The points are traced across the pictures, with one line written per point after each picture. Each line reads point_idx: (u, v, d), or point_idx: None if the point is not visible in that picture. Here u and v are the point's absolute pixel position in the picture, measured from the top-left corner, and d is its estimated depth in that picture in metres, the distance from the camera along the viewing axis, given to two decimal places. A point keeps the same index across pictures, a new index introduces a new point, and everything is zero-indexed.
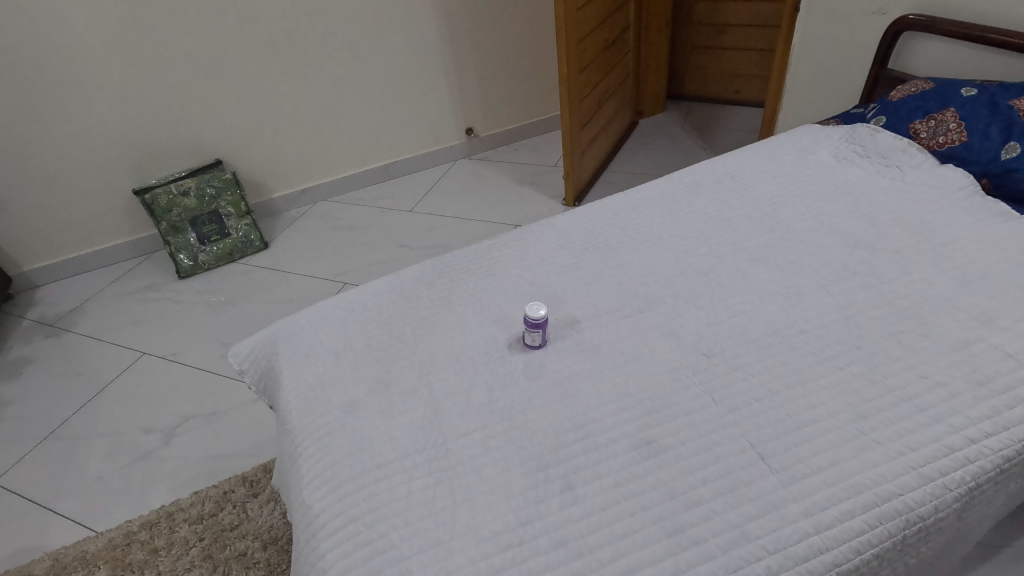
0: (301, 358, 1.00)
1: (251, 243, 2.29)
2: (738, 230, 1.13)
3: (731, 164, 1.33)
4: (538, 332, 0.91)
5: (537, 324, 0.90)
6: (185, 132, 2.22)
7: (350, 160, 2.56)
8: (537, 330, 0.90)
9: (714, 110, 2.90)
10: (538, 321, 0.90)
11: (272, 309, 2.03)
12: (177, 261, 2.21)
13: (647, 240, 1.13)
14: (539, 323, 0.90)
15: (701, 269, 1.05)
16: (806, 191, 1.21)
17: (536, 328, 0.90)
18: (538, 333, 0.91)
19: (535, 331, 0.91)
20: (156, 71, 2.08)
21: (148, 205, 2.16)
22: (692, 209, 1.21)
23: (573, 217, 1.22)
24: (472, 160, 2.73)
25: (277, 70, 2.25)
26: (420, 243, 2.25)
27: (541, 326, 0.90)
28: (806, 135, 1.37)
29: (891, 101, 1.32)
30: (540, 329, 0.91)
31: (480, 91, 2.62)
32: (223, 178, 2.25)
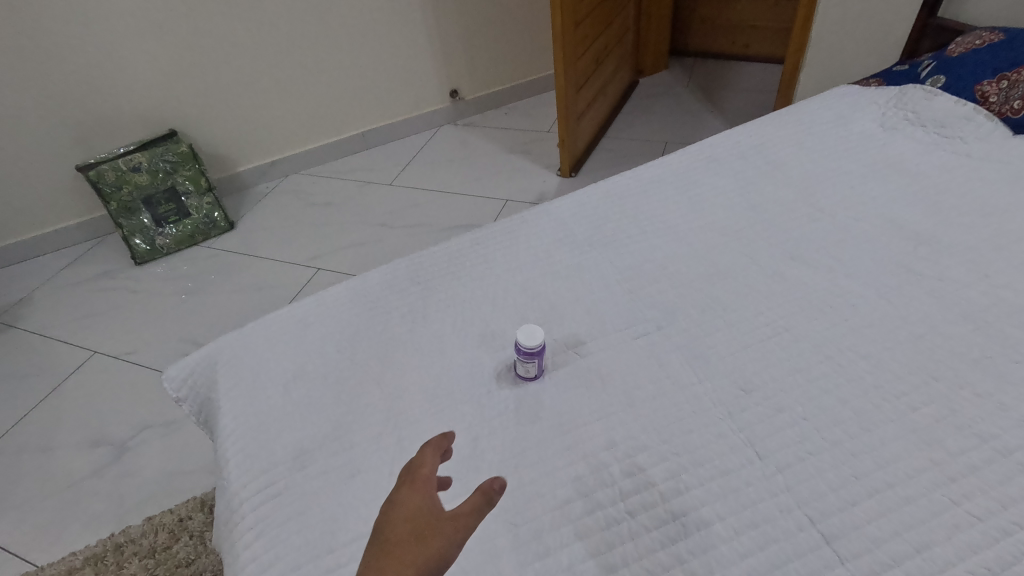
0: (245, 390, 0.82)
1: (214, 223, 2.07)
2: (773, 218, 0.94)
3: (758, 135, 1.12)
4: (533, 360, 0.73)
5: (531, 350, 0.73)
6: (130, 99, 1.96)
7: (323, 128, 2.32)
8: (532, 360, 0.72)
9: (721, 68, 2.65)
10: (533, 349, 0.71)
11: (238, 299, 1.84)
12: (131, 245, 1.99)
13: (662, 231, 0.94)
14: (534, 350, 0.72)
15: (731, 269, 0.86)
16: (849, 168, 1.01)
17: (529, 358, 0.72)
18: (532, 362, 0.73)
19: (529, 362, 0.73)
20: (90, 29, 1.80)
21: (94, 183, 1.93)
22: (715, 192, 1.01)
23: (572, 204, 1.02)
24: (457, 126, 2.49)
25: (235, 28, 1.97)
26: (402, 221, 2.03)
27: (538, 353, 0.72)
28: (844, 99, 1.17)
29: (950, 58, 1.11)
30: (535, 358, 0.73)
31: (465, 48, 2.35)
32: (178, 151, 2.01)
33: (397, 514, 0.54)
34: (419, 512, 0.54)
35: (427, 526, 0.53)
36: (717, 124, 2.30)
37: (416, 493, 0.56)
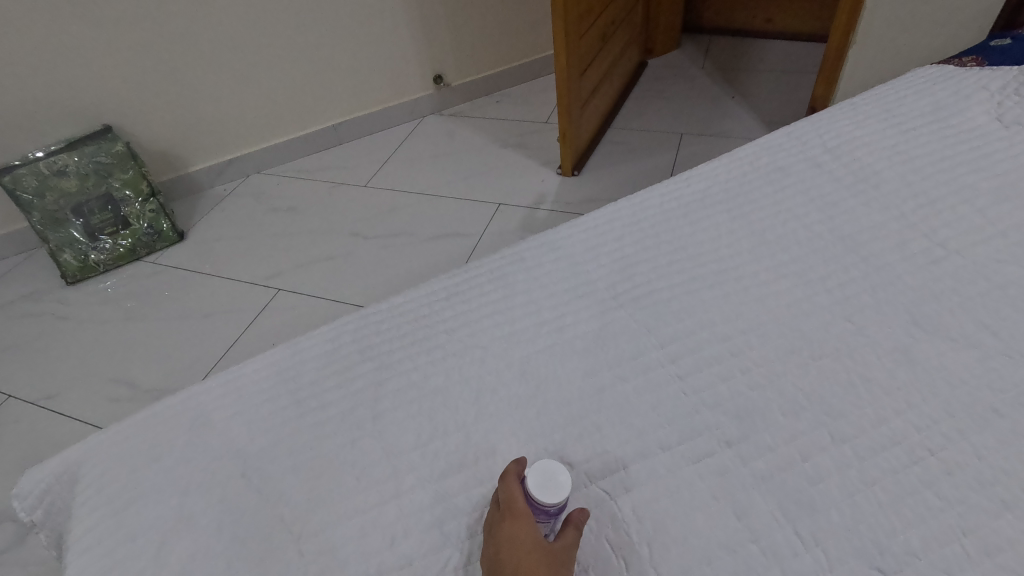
0: (108, 536, 0.55)
1: (160, 234, 1.78)
2: (870, 260, 0.67)
3: (829, 134, 0.85)
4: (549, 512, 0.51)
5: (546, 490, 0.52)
6: (53, 90, 1.65)
7: (288, 121, 2.02)
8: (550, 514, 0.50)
9: (740, 46, 2.35)
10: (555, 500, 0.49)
11: (183, 327, 1.55)
12: (60, 262, 1.70)
13: (718, 279, 0.67)
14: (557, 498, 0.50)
15: (823, 343, 0.59)
16: (967, 183, 0.74)
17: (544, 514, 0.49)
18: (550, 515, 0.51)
19: (539, 520, 0.50)
20: None
21: (12, 191, 1.63)
22: (784, 218, 0.74)
23: (586, 235, 0.75)
24: (442, 117, 2.19)
25: (173, 4, 1.66)
26: (377, 229, 1.75)
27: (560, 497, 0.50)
28: (939, 86, 0.89)
29: None
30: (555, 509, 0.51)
31: (449, 26, 2.04)
32: (114, 151, 1.72)
33: (513, 560, 0.46)
34: (538, 551, 0.47)
35: (553, 572, 0.46)
36: (741, 111, 2.01)
37: (524, 529, 0.48)
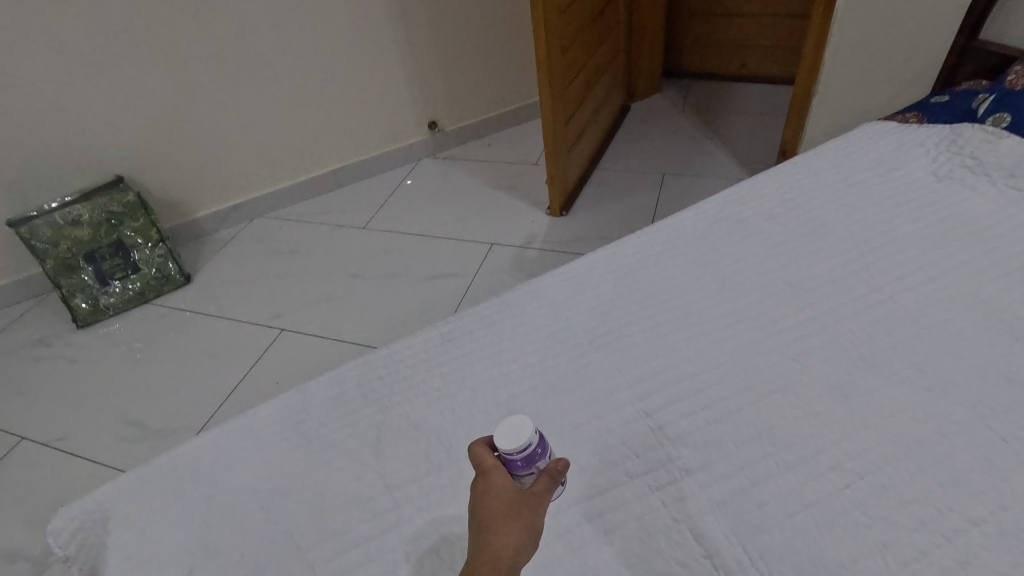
0: (140, 566, 0.62)
1: (168, 278, 1.86)
2: (816, 304, 0.75)
3: (784, 187, 0.94)
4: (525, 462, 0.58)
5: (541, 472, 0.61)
6: (70, 145, 1.76)
7: (290, 167, 2.12)
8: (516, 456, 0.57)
9: (718, 89, 2.49)
10: (517, 437, 0.57)
11: (189, 368, 1.61)
12: (72, 307, 1.78)
13: (683, 323, 0.75)
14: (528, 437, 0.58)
15: (773, 381, 0.67)
16: (905, 232, 0.83)
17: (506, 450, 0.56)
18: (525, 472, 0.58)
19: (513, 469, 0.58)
20: (18, 70, 1.60)
21: (27, 241, 1.72)
22: (742, 266, 0.82)
23: (566, 284, 0.84)
24: (437, 160, 2.30)
25: (183, 62, 1.77)
26: (376, 270, 1.83)
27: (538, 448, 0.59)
28: (884, 141, 0.99)
29: (1014, 91, 0.92)
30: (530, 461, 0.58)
31: (443, 76, 2.16)
32: (125, 202, 1.81)
33: (489, 506, 0.55)
34: (507, 495, 0.55)
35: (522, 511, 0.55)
36: (719, 152, 2.12)
37: (495, 479, 0.56)
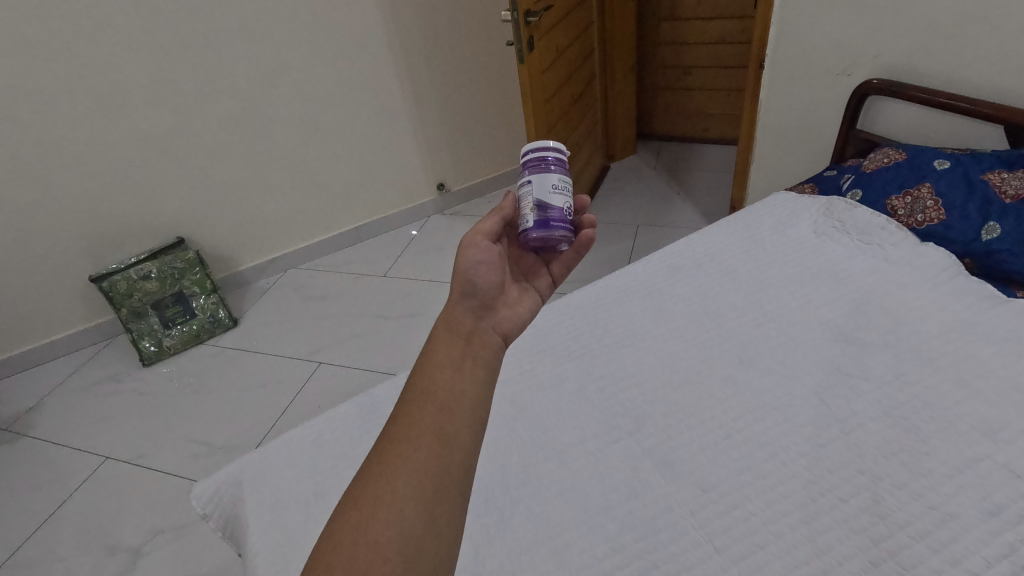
0: (271, 507, 0.94)
1: (219, 321, 2.18)
2: (724, 326, 1.08)
3: (709, 243, 1.29)
4: (552, 170, 0.90)
5: (549, 204, 0.87)
6: (142, 212, 2.12)
7: (319, 225, 2.47)
8: (540, 158, 0.91)
9: (686, 150, 2.88)
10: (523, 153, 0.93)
11: (241, 396, 1.91)
12: (140, 348, 2.10)
13: (632, 340, 1.08)
14: (562, 159, 0.92)
15: (690, 377, 0.99)
16: (787, 274, 1.17)
17: (538, 146, 0.91)
18: (535, 175, 0.89)
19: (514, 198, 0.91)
20: (107, 155, 1.97)
21: (107, 293, 2.06)
22: (675, 301, 1.16)
23: (551, 315, 1.17)
24: (444, 216, 2.65)
25: (237, 145, 2.15)
26: (396, 312, 2.15)
27: (563, 176, 0.90)
28: (783, 207, 1.35)
29: (866, 173, 1.29)
30: (547, 167, 0.90)
31: (449, 146, 2.54)
32: (186, 258, 2.16)
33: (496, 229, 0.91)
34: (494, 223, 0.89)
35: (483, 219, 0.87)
36: (685, 205, 2.48)
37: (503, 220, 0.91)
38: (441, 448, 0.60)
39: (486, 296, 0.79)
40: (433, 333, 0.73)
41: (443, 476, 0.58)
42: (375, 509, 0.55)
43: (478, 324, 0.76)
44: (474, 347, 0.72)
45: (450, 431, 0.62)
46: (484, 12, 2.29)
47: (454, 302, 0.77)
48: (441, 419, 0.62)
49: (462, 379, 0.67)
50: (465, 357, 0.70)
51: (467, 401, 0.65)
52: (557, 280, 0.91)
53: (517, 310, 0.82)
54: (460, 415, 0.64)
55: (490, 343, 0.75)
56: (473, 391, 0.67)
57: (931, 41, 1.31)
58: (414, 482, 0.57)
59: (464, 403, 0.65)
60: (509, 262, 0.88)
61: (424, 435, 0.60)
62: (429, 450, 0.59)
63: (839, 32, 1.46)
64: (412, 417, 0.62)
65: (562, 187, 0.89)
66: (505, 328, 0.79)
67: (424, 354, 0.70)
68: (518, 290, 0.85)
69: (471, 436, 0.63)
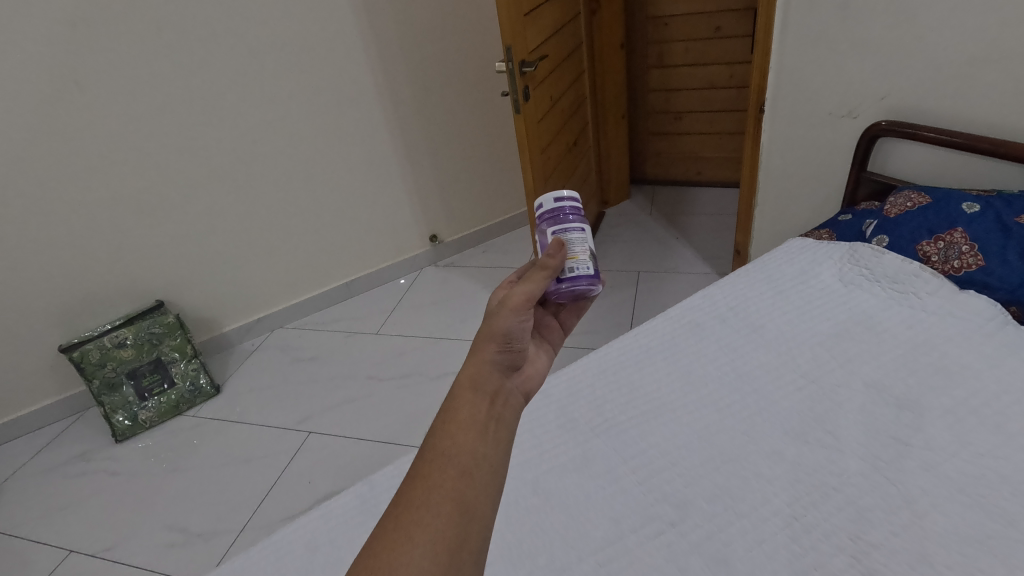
0: None
1: (200, 389, 2.03)
2: (760, 389, 0.99)
3: (731, 295, 1.21)
4: (571, 221, 0.82)
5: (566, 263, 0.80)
6: (119, 275, 2.00)
7: (307, 281, 2.36)
8: (553, 210, 0.83)
9: (680, 194, 2.85)
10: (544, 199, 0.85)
11: (224, 472, 1.75)
12: (112, 423, 1.93)
13: (661, 410, 0.98)
14: (579, 209, 0.84)
15: (731, 453, 0.89)
16: (820, 329, 1.08)
17: (555, 199, 0.83)
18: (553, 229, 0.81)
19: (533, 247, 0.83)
20: (82, 217, 1.87)
21: (77, 364, 1.91)
22: (702, 362, 1.06)
23: (569, 382, 1.07)
24: (439, 267, 2.56)
25: (220, 203, 2.06)
26: (391, 372, 2.02)
27: (582, 226, 0.82)
28: (802, 254, 1.28)
29: (889, 218, 1.23)
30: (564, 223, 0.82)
31: (442, 196, 2.47)
32: (165, 322, 2.03)
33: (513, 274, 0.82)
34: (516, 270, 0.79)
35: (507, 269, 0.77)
36: (686, 249, 2.42)
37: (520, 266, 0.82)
38: (461, 519, 0.53)
39: (513, 352, 0.70)
40: (454, 388, 0.64)
41: (462, 552, 0.52)
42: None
43: (503, 383, 0.67)
44: (500, 408, 0.64)
45: (471, 499, 0.55)
46: (474, 64, 2.27)
47: (481, 353, 0.67)
48: (461, 486, 0.55)
49: (487, 442, 0.59)
50: (490, 419, 0.61)
51: (489, 466, 0.58)
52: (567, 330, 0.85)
53: (534, 366, 0.75)
54: (481, 481, 0.56)
55: (514, 403, 0.66)
56: (496, 456, 0.59)
57: (941, 83, 1.28)
58: (430, 555, 0.50)
59: (485, 469, 0.57)
60: None
61: (442, 501, 0.53)
62: (447, 520, 0.52)
63: (842, 75, 1.43)
64: (429, 480, 0.55)
65: (583, 238, 0.81)
66: (526, 386, 0.72)
67: (442, 412, 0.61)
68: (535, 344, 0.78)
69: (490, 504, 0.56)
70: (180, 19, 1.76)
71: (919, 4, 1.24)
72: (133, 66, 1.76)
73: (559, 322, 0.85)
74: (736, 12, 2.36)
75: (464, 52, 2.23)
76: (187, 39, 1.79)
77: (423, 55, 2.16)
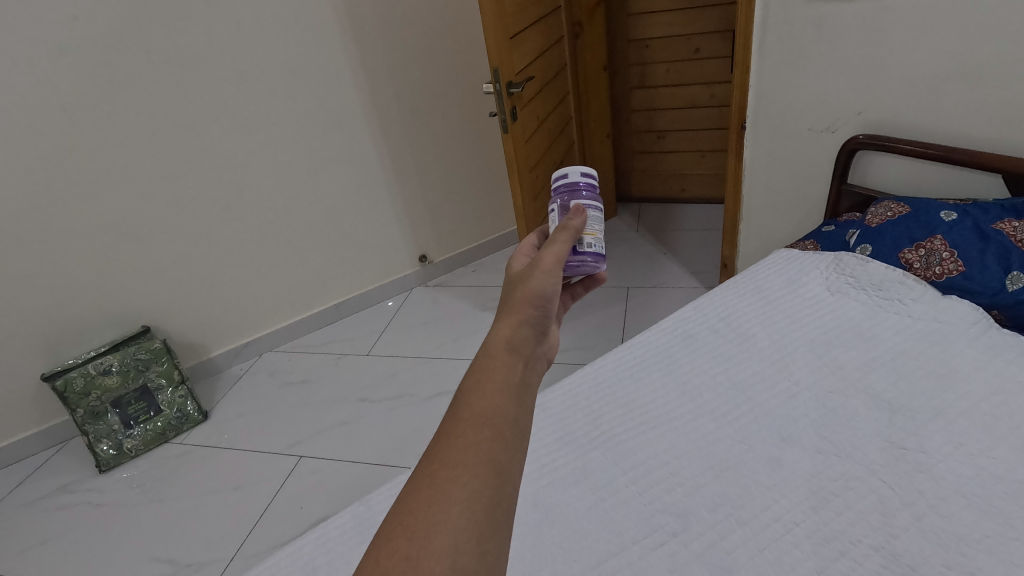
0: None
1: (187, 416, 1.99)
2: (755, 397, 1.00)
3: (721, 306, 1.22)
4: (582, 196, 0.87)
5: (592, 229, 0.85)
6: (105, 301, 1.98)
7: (296, 304, 2.34)
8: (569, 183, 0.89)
9: (666, 211, 2.89)
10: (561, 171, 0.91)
11: (213, 500, 1.71)
12: (96, 453, 1.88)
13: (659, 421, 0.98)
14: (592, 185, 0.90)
15: (728, 462, 0.89)
16: (810, 336, 1.10)
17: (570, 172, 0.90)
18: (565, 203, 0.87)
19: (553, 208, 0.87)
20: (68, 243, 1.86)
21: (61, 393, 1.87)
22: (697, 372, 1.07)
23: (564, 396, 1.07)
24: (428, 287, 2.56)
25: (208, 227, 2.05)
26: (383, 393, 2.00)
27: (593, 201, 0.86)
28: (789, 264, 1.30)
29: (871, 227, 1.27)
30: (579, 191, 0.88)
31: (431, 217, 2.49)
32: (152, 348, 2.00)
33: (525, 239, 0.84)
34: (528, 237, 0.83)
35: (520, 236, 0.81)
36: (673, 264, 2.45)
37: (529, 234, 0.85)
38: (497, 479, 0.54)
39: (546, 318, 0.72)
40: (491, 347, 0.65)
41: (498, 511, 0.52)
42: (446, 506, 0.50)
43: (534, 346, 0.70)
44: (530, 372, 0.66)
45: (506, 461, 0.55)
46: (460, 87, 2.31)
47: (518, 317, 0.69)
48: (497, 446, 0.56)
49: (521, 407, 0.60)
50: (523, 383, 0.63)
51: (523, 430, 0.59)
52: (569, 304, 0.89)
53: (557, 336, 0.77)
54: (516, 445, 0.57)
55: (540, 369, 0.69)
56: (527, 420, 0.60)
57: (915, 98, 1.33)
58: (468, 515, 0.51)
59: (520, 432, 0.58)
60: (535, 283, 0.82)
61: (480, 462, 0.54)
62: (485, 480, 0.53)
63: (820, 92, 1.48)
64: (466, 437, 0.55)
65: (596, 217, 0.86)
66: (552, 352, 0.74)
67: (479, 371, 0.62)
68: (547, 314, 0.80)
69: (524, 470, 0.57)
70: (168, 46, 1.77)
71: (890, 24, 1.29)
72: (122, 92, 1.77)
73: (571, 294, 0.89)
74: (714, 34, 2.44)
75: (451, 75, 2.27)
76: (176, 66, 1.80)
77: (410, 79, 2.19)
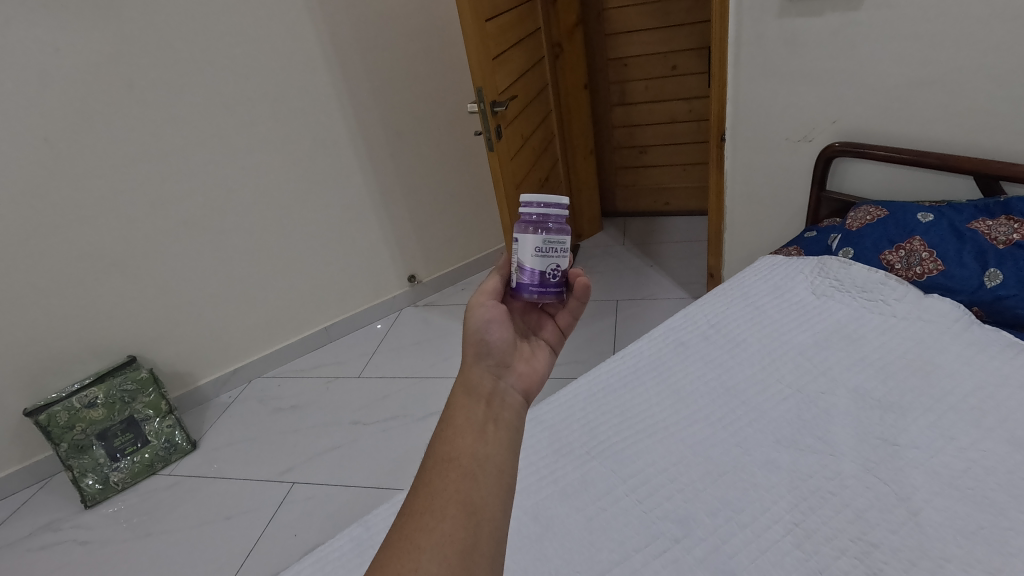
0: None
1: (176, 446, 1.95)
2: (748, 400, 1.01)
3: (710, 313, 1.24)
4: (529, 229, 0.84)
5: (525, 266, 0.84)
6: (89, 333, 1.94)
7: (284, 329, 2.32)
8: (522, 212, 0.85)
9: (651, 224, 2.93)
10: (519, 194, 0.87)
11: (205, 532, 1.67)
12: (81, 488, 1.83)
13: (655, 428, 0.98)
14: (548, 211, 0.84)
15: (725, 467, 0.90)
16: (798, 340, 1.11)
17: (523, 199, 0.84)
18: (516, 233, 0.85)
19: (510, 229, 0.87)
20: (51, 274, 1.83)
21: (44, 427, 1.82)
22: (690, 379, 1.08)
23: (560, 407, 1.07)
24: (417, 308, 2.55)
25: (193, 254, 2.03)
26: (376, 415, 1.98)
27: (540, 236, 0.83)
28: (776, 270, 1.32)
29: (852, 231, 1.29)
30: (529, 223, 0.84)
31: (419, 237, 2.49)
32: (138, 378, 1.96)
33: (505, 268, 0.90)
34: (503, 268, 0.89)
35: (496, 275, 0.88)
36: (660, 276, 2.47)
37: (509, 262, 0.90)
38: (467, 518, 0.56)
39: (499, 353, 0.76)
40: (450, 398, 0.70)
41: (472, 550, 0.54)
42: (418, 556, 0.53)
43: (497, 384, 0.73)
44: (494, 410, 0.69)
45: (476, 499, 0.58)
46: (444, 109, 2.34)
47: (470, 363, 0.74)
48: (465, 487, 0.59)
49: (486, 444, 0.63)
50: (487, 421, 0.66)
51: (492, 466, 0.62)
52: (567, 330, 0.88)
53: (533, 366, 0.79)
54: (485, 482, 0.60)
55: (511, 403, 0.71)
56: (497, 457, 0.63)
57: (886, 105, 1.37)
58: (439, 559, 0.53)
59: (489, 470, 0.61)
60: (517, 322, 0.86)
61: (448, 506, 0.57)
62: (454, 523, 0.55)
63: (795, 103, 1.52)
64: (433, 487, 0.58)
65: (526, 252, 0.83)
66: (525, 384, 0.76)
67: (442, 422, 0.66)
68: (530, 347, 0.82)
69: (499, 506, 0.59)
70: (155, 77, 1.79)
71: (859, 35, 1.34)
72: (107, 122, 1.77)
73: (556, 323, 0.88)
74: (689, 52, 2.51)
75: (433, 98, 2.30)
76: (161, 95, 1.82)
77: (395, 102, 2.22)
